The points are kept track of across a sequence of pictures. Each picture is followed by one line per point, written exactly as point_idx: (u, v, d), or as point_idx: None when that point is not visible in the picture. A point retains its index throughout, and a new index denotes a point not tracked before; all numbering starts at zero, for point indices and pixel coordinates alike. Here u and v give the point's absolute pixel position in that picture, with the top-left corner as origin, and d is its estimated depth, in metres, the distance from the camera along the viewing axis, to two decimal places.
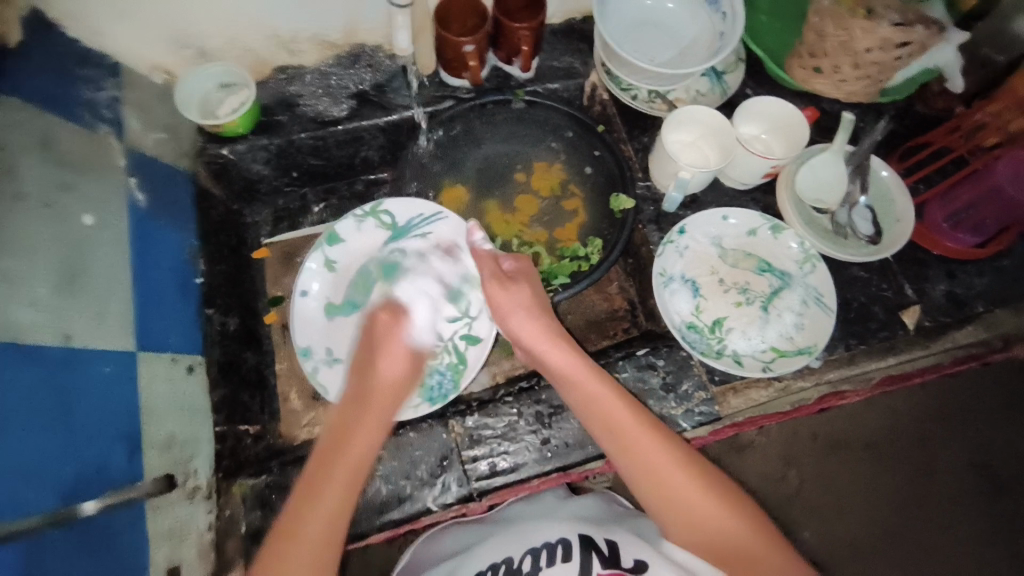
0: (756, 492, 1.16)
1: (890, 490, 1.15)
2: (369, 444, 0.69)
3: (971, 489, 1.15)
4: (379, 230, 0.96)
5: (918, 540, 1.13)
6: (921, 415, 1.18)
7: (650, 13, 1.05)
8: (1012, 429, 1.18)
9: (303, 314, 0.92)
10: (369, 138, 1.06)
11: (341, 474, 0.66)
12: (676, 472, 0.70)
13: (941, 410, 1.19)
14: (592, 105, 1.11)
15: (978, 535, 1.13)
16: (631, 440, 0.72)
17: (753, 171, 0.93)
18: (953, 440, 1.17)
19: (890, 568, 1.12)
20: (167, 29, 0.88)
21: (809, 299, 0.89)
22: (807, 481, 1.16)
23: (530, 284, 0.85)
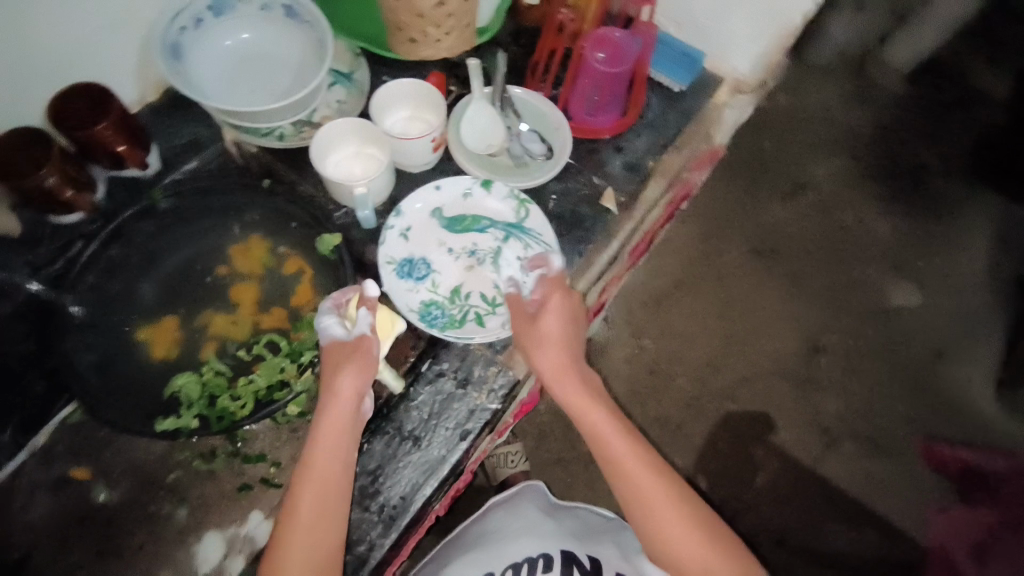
0: (622, 376, 1.33)
1: (714, 306, 1.37)
2: (331, 458, 0.73)
3: (762, 268, 1.41)
4: (511, 212, 0.95)
5: (749, 332, 1.36)
6: (700, 236, 1.42)
7: (244, 48, 0.97)
8: (759, 208, 1.45)
9: (423, 195, 0.94)
10: (8, 334, 0.87)
11: (310, 492, 0.71)
12: (677, 521, 0.73)
13: (710, 225, 1.43)
14: (250, 165, 1.01)
15: (786, 301, 1.39)
16: (645, 492, 0.74)
17: (423, 152, 0.94)
18: (731, 240, 1.42)
19: (739, 367, 1.34)
20: None
21: (529, 241, 0.93)
22: (657, 340, 1.35)
23: (562, 299, 0.83)
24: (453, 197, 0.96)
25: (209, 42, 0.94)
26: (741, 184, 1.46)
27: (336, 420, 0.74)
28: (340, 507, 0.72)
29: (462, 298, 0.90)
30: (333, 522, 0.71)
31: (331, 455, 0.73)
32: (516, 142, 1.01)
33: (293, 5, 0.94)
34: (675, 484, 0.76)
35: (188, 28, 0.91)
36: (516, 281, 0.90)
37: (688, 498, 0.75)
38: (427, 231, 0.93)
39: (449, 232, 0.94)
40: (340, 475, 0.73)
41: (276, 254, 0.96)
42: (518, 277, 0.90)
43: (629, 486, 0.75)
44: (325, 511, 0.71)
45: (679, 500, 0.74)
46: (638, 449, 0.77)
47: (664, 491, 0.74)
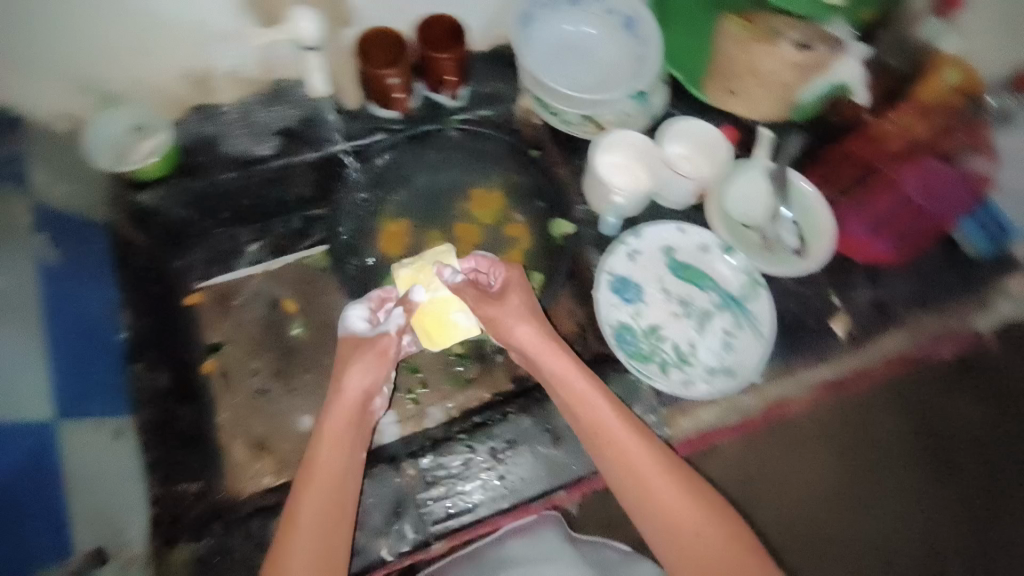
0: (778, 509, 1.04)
1: (921, 493, 1.06)
2: (332, 459, 0.75)
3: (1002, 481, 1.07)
4: (737, 284, 0.94)
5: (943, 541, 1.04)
6: (956, 409, 1.10)
7: (572, 37, 1.02)
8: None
9: (666, 228, 0.95)
10: (297, 174, 1.02)
11: (319, 504, 0.71)
12: (684, 517, 0.72)
13: (974, 407, 1.10)
14: (521, 130, 1.07)
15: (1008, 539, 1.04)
16: (651, 491, 0.74)
17: (682, 192, 0.95)
18: (987, 433, 1.09)
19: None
20: (66, 73, 0.83)
21: (743, 322, 0.91)
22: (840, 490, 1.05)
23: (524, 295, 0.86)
24: (691, 243, 0.96)
25: (550, 22, 1.01)
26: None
27: (327, 430, 0.77)
28: (344, 525, 0.72)
29: (654, 337, 0.90)
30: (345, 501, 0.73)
31: (331, 453, 0.75)
32: (771, 224, 0.97)
33: (637, 18, 0.99)
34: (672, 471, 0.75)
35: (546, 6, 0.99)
36: (714, 349, 0.90)
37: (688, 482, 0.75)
38: (650, 262, 0.95)
39: (669, 273, 0.94)
40: (344, 497, 0.73)
41: (508, 211, 1.07)
42: (717, 347, 0.90)
43: (628, 481, 0.75)
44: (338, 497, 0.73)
45: (676, 483, 0.74)
46: (648, 441, 0.77)
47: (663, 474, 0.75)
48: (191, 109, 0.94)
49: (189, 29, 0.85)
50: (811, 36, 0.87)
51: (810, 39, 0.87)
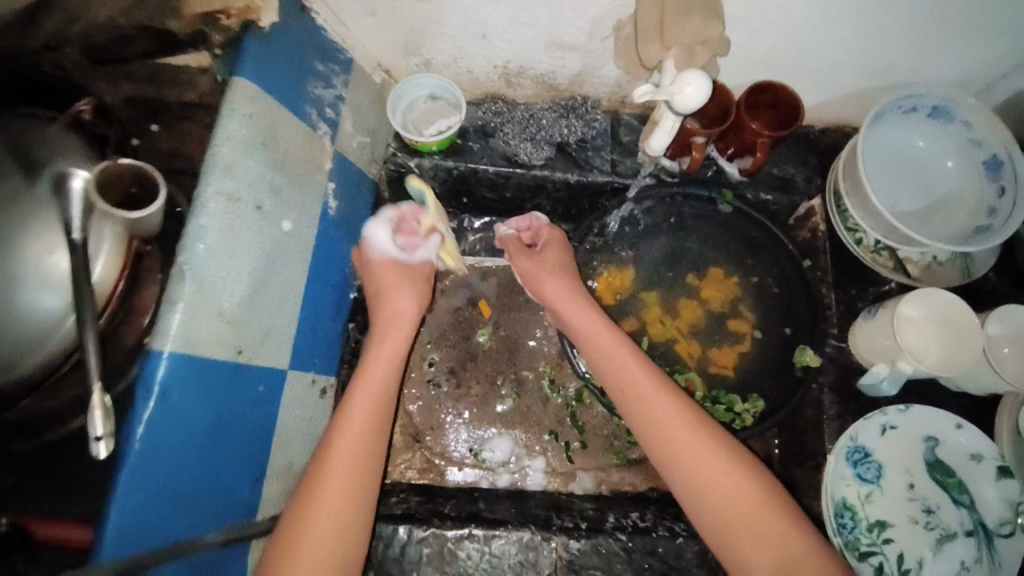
0: None
1: None
2: (388, 373, 0.72)
3: None
4: (1000, 517, 0.76)
5: None
6: None
7: (910, 150, 0.89)
8: None
9: (936, 416, 0.80)
10: (551, 189, 0.98)
11: (358, 428, 0.67)
12: (744, 497, 0.65)
13: None
14: (797, 230, 0.96)
15: None
16: (693, 466, 0.68)
17: (984, 386, 0.79)
18: None
19: None
20: (405, 36, 0.83)
21: (992, 563, 0.75)
22: None
23: (562, 254, 0.89)
24: (961, 444, 0.79)
25: (894, 125, 0.87)
26: None
27: (398, 328, 0.76)
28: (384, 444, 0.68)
29: (880, 536, 0.76)
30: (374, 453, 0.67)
31: (380, 373, 0.72)
32: None
33: (1007, 160, 0.83)
34: (726, 447, 0.69)
35: (900, 109, 0.85)
36: None
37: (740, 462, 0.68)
38: (901, 446, 0.79)
39: (920, 467, 0.79)
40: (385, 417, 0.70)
41: (740, 308, 0.96)
42: None
43: (672, 456, 0.69)
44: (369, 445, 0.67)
45: (731, 456, 0.68)
46: (703, 434, 0.69)
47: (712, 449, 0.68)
48: (488, 94, 0.95)
49: (534, 31, 0.81)
50: None
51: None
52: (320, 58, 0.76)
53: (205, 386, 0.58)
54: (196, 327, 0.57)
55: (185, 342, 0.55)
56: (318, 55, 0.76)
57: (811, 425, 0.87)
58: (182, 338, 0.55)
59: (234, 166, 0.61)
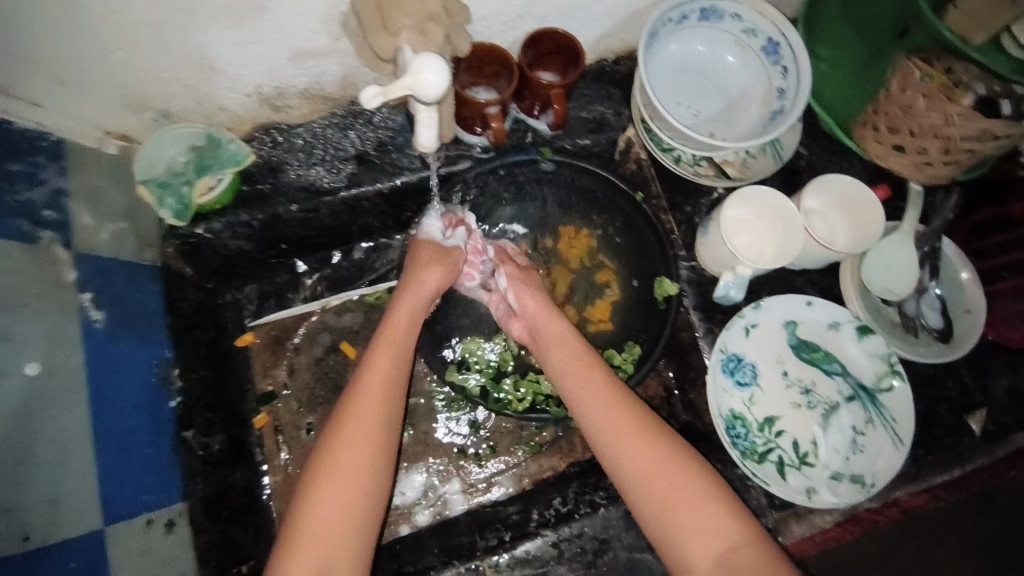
0: None
1: None
2: (392, 379, 0.69)
3: None
4: (874, 374, 0.81)
5: None
6: None
7: (694, 57, 0.89)
8: None
9: (789, 301, 0.83)
10: (368, 206, 0.89)
11: (355, 424, 0.65)
12: (658, 472, 0.65)
13: None
14: (625, 163, 0.97)
15: None
16: (611, 434, 0.69)
17: (816, 259, 0.83)
18: None
19: None
20: (122, 93, 0.70)
21: (874, 419, 0.79)
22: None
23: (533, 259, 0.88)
24: (822, 323, 0.83)
25: (673, 39, 0.88)
26: None
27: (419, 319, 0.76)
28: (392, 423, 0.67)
29: (773, 431, 0.79)
30: (378, 469, 0.64)
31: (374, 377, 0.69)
32: (914, 300, 0.85)
33: (778, 41, 0.86)
34: (651, 430, 0.68)
35: (671, 22, 0.84)
36: (842, 451, 0.78)
37: (654, 438, 0.68)
38: (768, 341, 0.83)
39: (790, 354, 0.82)
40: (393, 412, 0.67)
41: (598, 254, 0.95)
42: (843, 451, 0.78)
43: (598, 417, 0.70)
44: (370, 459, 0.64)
45: (645, 437, 0.68)
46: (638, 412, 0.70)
47: (630, 426, 0.69)
48: (256, 127, 0.82)
49: (270, 49, 0.70)
50: (1003, 90, 0.72)
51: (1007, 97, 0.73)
52: (11, 156, 0.64)
53: None
54: None
55: None
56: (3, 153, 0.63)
57: (690, 346, 0.89)
58: None
59: None
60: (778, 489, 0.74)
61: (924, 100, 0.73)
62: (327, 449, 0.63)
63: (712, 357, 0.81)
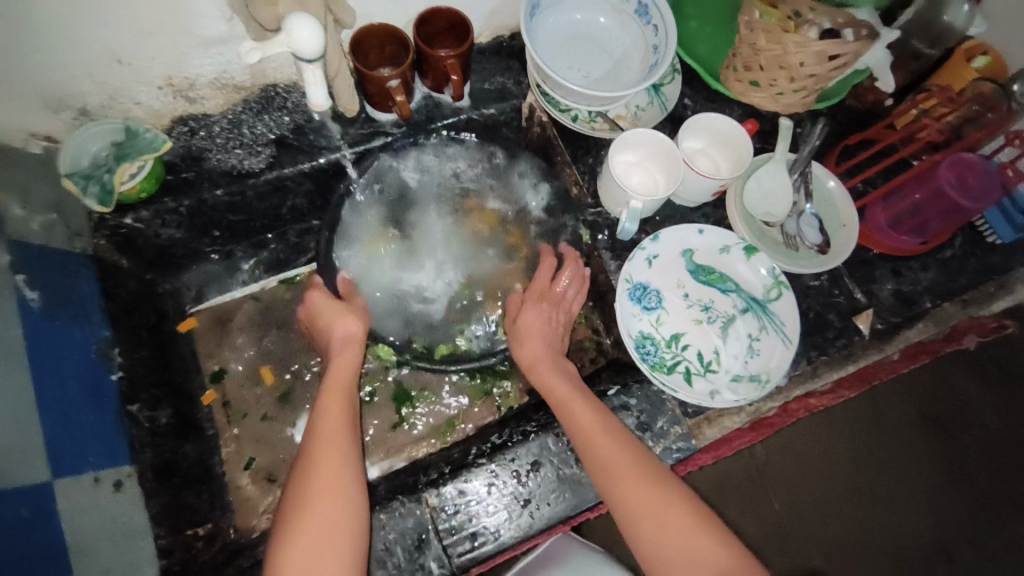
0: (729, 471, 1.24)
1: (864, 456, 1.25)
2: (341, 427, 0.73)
3: (954, 452, 1.23)
4: (763, 286, 0.90)
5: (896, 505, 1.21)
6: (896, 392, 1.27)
7: (577, 26, 1.00)
8: (988, 400, 1.24)
9: (685, 231, 0.91)
10: (293, 185, 0.95)
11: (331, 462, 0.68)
12: (650, 498, 0.68)
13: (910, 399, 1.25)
14: (531, 128, 1.07)
15: (958, 496, 1.21)
16: (611, 465, 0.71)
17: (702, 188, 0.90)
18: (932, 411, 1.24)
19: (862, 532, 1.21)
20: (36, 93, 0.75)
21: (767, 325, 0.88)
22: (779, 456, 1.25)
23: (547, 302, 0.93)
24: (717, 248, 0.92)
25: (555, 11, 0.98)
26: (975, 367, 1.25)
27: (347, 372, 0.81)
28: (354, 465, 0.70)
29: (679, 346, 0.87)
30: (350, 493, 0.66)
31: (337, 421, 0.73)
32: (795, 220, 0.95)
33: (647, 4, 0.96)
34: (641, 458, 0.72)
35: None
36: (741, 357, 0.87)
37: (645, 469, 0.71)
38: (668, 269, 0.91)
39: (690, 277, 0.91)
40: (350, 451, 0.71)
41: (513, 216, 1.02)
42: (741, 356, 0.87)
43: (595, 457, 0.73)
44: (345, 472, 0.68)
45: (631, 461, 0.71)
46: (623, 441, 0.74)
47: (624, 457, 0.72)
48: (175, 119, 0.88)
49: (170, 37, 0.76)
50: (845, 21, 0.83)
51: (848, 27, 0.83)
52: None
53: None
54: None
55: None
56: None
57: (607, 287, 0.96)
58: None
59: None
60: (687, 395, 0.82)
61: (766, 37, 0.84)
62: (302, 491, 0.66)
63: (620, 280, 0.89)
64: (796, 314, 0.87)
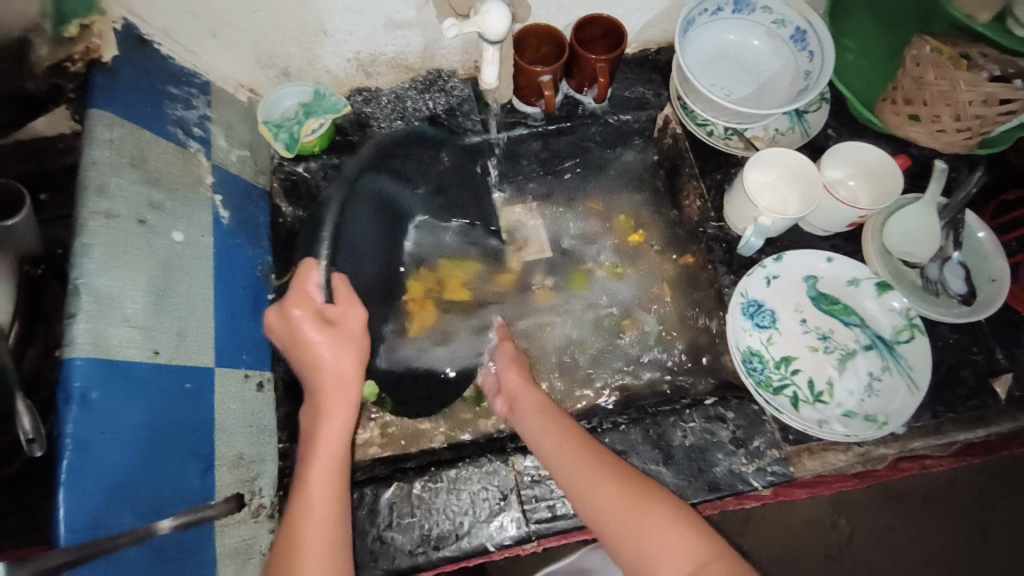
0: (803, 537, 1.20)
1: (948, 547, 1.19)
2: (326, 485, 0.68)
3: None
4: (890, 325, 0.85)
5: None
6: (985, 478, 1.22)
7: (727, 46, 1.02)
8: None
9: (811, 256, 0.89)
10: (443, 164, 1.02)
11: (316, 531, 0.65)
12: (625, 498, 0.70)
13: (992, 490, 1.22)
14: (663, 139, 1.09)
15: None
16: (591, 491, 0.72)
17: (838, 219, 0.89)
18: (1018, 504, 1.21)
19: None
20: (255, 51, 0.90)
21: (891, 365, 0.83)
22: (857, 532, 1.20)
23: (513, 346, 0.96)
24: (841, 280, 0.88)
25: (708, 29, 1.01)
26: None
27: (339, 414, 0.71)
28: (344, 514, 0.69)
29: (789, 370, 0.85)
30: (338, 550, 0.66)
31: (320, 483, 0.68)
32: (937, 265, 0.89)
33: (806, 30, 0.97)
34: (614, 468, 0.73)
35: (706, 13, 0.98)
36: (858, 393, 0.83)
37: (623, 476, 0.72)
38: (786, 292, 0.89)
39: (810, 304, 0.89)
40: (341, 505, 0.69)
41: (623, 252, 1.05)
42: (856, 393, 0.83)
43: (562, 467, 0.75)
44: (330, 533, 0.66)
45: (600, 461, 0.74)
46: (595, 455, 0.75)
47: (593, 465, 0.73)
48: (353, 89, 1.01)
49: (368, 16, 0.87)
50: (1016, 71, 0.81)
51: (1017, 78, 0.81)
52: (173, 83, 0.82)
53: (124, 386, 0.62)
54: (102, 334, 0.62)
55: (99, 350, 0.61)
56: (169, 80, 0.82)
57: (718, 301, 0.96)
58: (92, 343, 0.60)
59: (106, 186, 0.67)
60: (798, 422, 0.79)
61: (934, 70, 0.82)
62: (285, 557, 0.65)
63: (733, 298, 0.88)
64: (929, 358, 0.81)
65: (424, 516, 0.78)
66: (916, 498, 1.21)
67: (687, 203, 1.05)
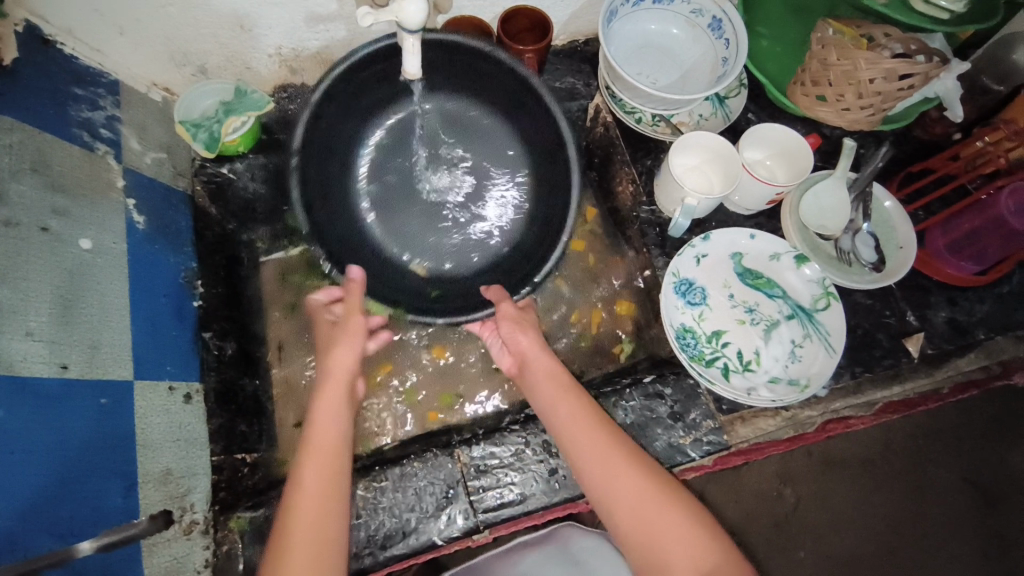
0: (752, 507, 1.26)
1: (885, 505, 1.27)
2: (316, 475, 0.66)
3: (964, 502, 1.28)
4: (810, 295, 0.90)
5: (910, 554, 1.25)
6: (915, 435, 1.31)
7: (649, 36, 1.05)
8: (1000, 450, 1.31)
9: (734, 234, 0.93)
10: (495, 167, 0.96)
11: (313, 520, 0.63)
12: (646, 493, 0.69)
13: (923, 448, 1.31)
14: (594, 128, 1.11)
15: (972, 551, 1.25)
16: (615, 483, 0.70)
17: (758, 197, 0.93)
18: (945, 458, 1.30)
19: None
20: (168, 48, 0.86)
21: (811, 333, 0.88)
22: (803, 498, 1.27)
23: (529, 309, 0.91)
24: (763, 257, 0.93)
25: (631, 20, 1.04)
26: (983, 417, 1.33)
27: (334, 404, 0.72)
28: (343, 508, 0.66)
29: (720, 343, 0.89)
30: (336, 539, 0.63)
31: (313, 475, 0.66)
32: (849, 237, 0.95)
33: (721, 19, 1.01)
34: (644, 465, 0.71)
35: (628, 3, 1.01)
36: (782, 361, 0.87)
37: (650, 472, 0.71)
38: (712, 270, 0.93)
39: (737, 280, 0.93)
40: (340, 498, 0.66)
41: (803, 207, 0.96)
42: (780, 361, 0.87)
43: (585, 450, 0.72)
44: (326, 512, 0.64)
45: (629, 454, 0.72)
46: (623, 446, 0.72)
47: (621, 451, 0.72)
48: (277, 87, 0.99)
49: (288, 10, 0.85)
50: (917, 48, 0.85)
51: (920, 53, 0.85)
52: (76, 82, 0.77)
53: (32, 404, 0.58)
54: (4, 349, 0.58)
55: (3, 365, 0.57)
56: (73, 80, 0.77)
57: (653, 283, 0.99)
58: None
59: (5, 193, 0.63)
60: (729, 391, 0.83)
61: (838, 51, 0.87)
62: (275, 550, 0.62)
63: (665, 276, 0.91)
64: (844, 325, 0.87)
65: (369, 517, 0.77)
66: (853, 461, 1.29)
67: (619, 189, 1.07)
